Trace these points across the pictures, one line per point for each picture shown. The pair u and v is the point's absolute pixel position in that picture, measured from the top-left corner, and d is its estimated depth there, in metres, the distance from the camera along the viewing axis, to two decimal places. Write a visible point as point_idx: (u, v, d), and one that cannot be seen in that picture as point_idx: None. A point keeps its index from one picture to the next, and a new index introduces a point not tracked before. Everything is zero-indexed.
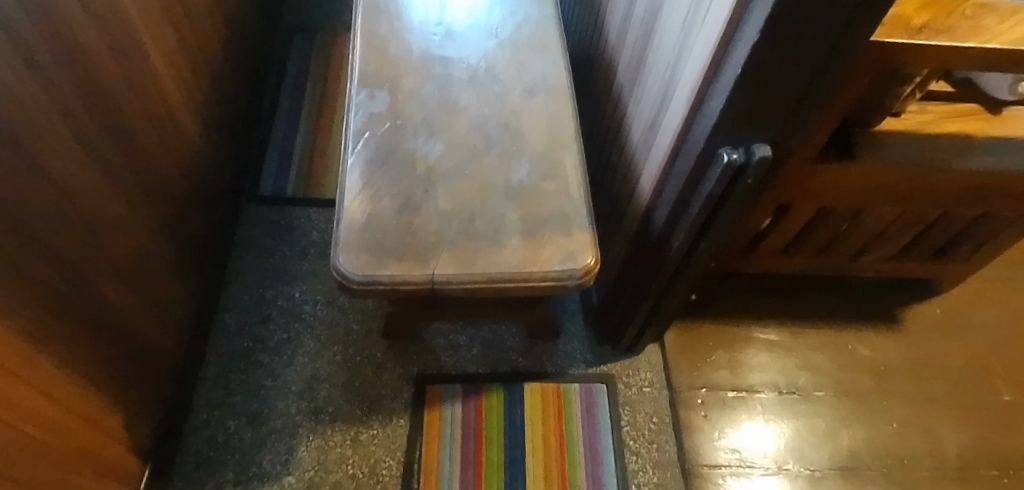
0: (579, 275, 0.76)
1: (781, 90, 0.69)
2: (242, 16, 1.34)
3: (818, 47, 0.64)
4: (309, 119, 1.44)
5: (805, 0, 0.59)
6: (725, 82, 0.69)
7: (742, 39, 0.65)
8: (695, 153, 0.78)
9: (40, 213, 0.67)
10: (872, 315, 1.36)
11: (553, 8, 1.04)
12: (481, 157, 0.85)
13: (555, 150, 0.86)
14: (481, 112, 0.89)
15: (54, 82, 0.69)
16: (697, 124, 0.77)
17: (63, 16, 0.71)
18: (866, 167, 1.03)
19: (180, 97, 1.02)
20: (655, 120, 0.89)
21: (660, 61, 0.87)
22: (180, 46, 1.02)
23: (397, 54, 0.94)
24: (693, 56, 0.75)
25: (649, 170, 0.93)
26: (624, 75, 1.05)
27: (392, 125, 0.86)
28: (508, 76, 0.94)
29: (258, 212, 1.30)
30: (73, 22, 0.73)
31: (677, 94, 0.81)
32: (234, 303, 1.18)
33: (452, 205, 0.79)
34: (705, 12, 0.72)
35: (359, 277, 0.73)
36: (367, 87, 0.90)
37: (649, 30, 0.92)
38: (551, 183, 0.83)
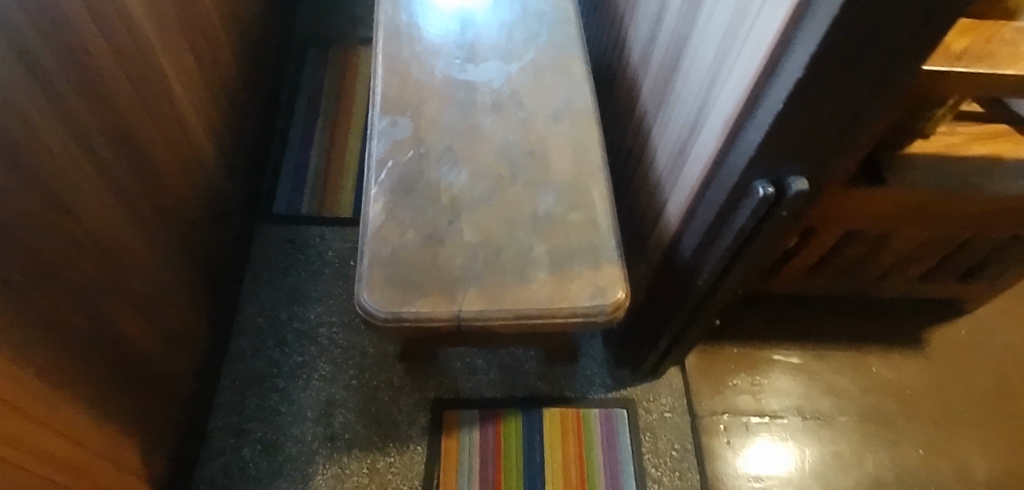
0: (609, 311, 0.74)
1: (820, 124, 0.67)
2: (257, 33, 1.32)
3: (865, 79, 0.62)
4: (324, 135, 1.42)
5: (851, 36, 0.57)
6: (763, 116, 0.67)
7: (783, 74, 0.63)
8: (729, 186, 0.76)
9: (57, 247, 0.65)
10: (897, 338, 1.33)
11: (576, 30, 1.02)
12: (506, 186, 0.83)
13: (582, 178, 0.84)
14: (505, 139, 0.87)
15: (76, 113, 0.68)
16: (731, 156, 0.74)
17: (83, 44, 0.69)
18: (896, 191, 1.00)
19: (197, 118, 1.01)
20: (684, 148, 0.87)
21: (689, 87, 0.85)
22: (197, 67, 1.01)
23: (420, 78, 0.92)
24: (728, 87, 0.73)
25: (676, 198, 0.91)
26: (649, 97, 1.03)
27: (416, 153, 0.84)
28: (533, 102, 0.92)
29: (273, 231, 1.28)
30: (93, 49, 0.71)
31: (710, 123, 0.79)
32: (249, 326, 1.16)
33: (477, 237, 0.77)
34: (741, 42, 0.70)
35: (384, 314, 0.71)
36: (390, 113, 0.88)
37: (677, 55, 0.90)
38: (579, 213, 0.81)
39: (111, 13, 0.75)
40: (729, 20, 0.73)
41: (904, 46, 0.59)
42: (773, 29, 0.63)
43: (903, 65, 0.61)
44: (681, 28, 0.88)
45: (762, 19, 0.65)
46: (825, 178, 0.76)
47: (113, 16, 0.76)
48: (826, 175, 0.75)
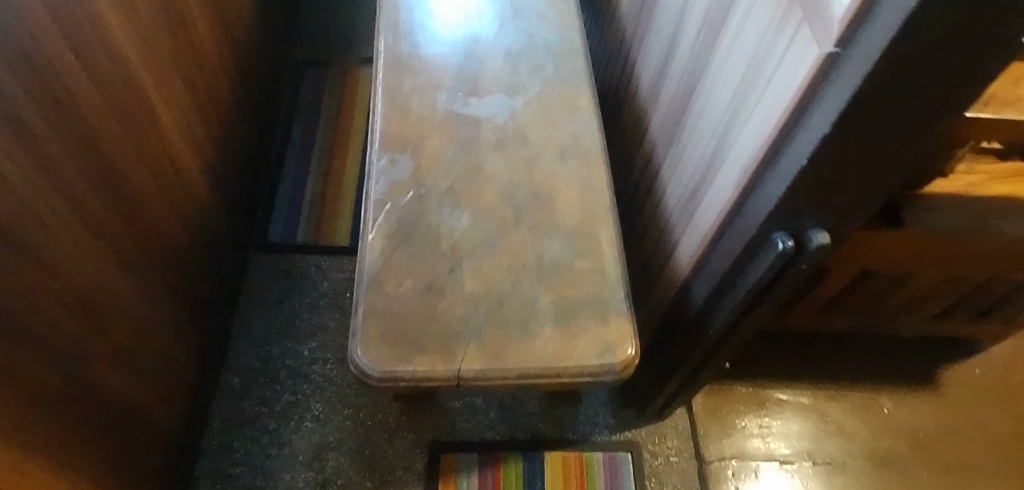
0: (618, 370, 0.70)
1: (846, 177, 0.63)
2: (253, 55, 1.29)
3: (897, 132, 0.58)
4: (321, 159, 1.38)
5: (883, 92, 0.53)
6: (785, 169, 0.63)
7: (808, 127, 0.59)
8: (746, 237, 0.72)
9: (32, 302, 0.61)
10: (911, 377, 1.28)
11: (584, 61, 0.98)
12: (510, 231, 0.79)
13: (589, 223, 0.80)
14: (509, 179, 0.83)
15: (55, 158, 0.64)
16: (749, 207, 0.70)
17: (62, 83, 0.65)
18: (915, 233, 0.96)
19: (188, 149, 0.97)
20: (697, 190, 0.83)
21: (703, 128, 0.81)
22: (188, 96, 0.97)
23: (420, 113, 0.88)
24: (746, 134, 0.69)
25: (687, 242, 0.87)
26: (658, 131, 0.99)
27: (415, 195, 0.80)
28: (538, 139, 0.88)
29: (266, 261, 1.24)
30: (72, 86, 0.67)
31: (726, 169, 0.75)
32: (240, 363, 1.12)
33: (479, 287, 0.73)
34: (762, 88, 0.66)
35: (379, 373, 0.67)
36: (389, 151, 0.84)
37: (691, 93, 0.86)
38: (586, 261, 0.77)
39: (94, 47, 0.71)
40: (748, 64, 0.69)
41: (939, 100, 0.55)
42: (795, 80, 0.59)
43: (938, 118, 0.57)
44: (695, 65, 0.84)
45: (785, 67, 0.61)
46: (848, 229, 0.72)
47: (96, 50, 0.72)
48: (851, 226, 0.71)
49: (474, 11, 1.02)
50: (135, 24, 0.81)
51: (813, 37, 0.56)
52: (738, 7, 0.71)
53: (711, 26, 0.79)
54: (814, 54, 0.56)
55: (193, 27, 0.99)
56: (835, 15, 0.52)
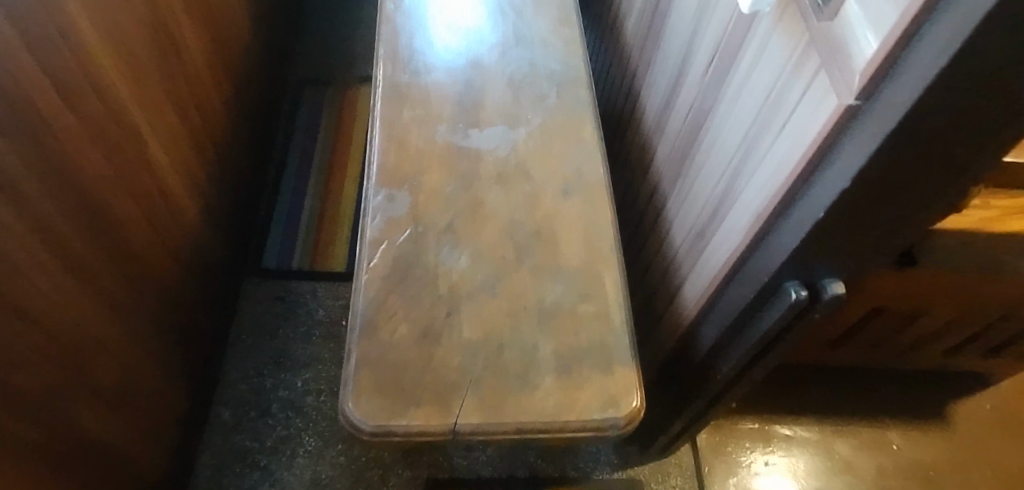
0: (622, 424, 0.67)
1: (863, 229, 0.60)
2: (250, 76, 1.26)
3: (919, 185, 0.55)
4: (319, 181, 1.36)
5: (905, 147, 0.50)
6: (800, 220, 0.60)
7: (825, 179, 0.56)
8: (757, 286, 0.69)
9: (7, 354, 0.58)
10: (921, 413, 1.25)
11: (589, 90, 0.95)
12: (511, 273, 0.76)
13: (592, 264, 0.77)
14: (511, 216, 0.81)
15: (36, 202, 0.61)
16: (760, 254, 0.68)
17: (46, 121, 0.62)
18: (928, 272, 0.93)
19: (179, 179, 0.94)
20: (704, 230, 0.80)
21: (712, 166, 0.78)
22: (180, 124, 0.94)
23: (420, 145, 0.85)
24: (758, 178, 0.67)
25: (694, 283, 0.84)
26: (664, 163, 0.96)
27: (413, 234, 0.77)
28: (541, 174, 0.85)
29: (261, 287, 1.22)
30: (58, 126, 0.65)
31: (736, 213, 0.72)
32: (232, 395, 1.09)
33: (478, 334, 0.70)
34: (775, 133, 0.63)
35: (370, 427, 0.64)
36: (386, 187, 0.81)
37: (699, 129, 0.83)
38: (589, 305, 0.74)
39: (80, 82, 0.69)
40: (761, 107, 0.66)
41: (963, 154, 0.52)
42: (812, 129, 0.56)
43: (962, 171, 0.54)
44: (704, 100, 0.81)
45: (801, 115, 0.58)
46: (863, 278, 0.69)
47: (83, 84, 0.69)
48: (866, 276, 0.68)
49: (474, 37, 0.99)
50: (123, 54, 0.78)
51: (833, 86, 0.53)
52: (750, 46, 0.68)
53: (722, 62, 0.76)
54: (834, 104, 0.53)
55: (185, 54, 0.96)
56: (858, 66, 0.49)
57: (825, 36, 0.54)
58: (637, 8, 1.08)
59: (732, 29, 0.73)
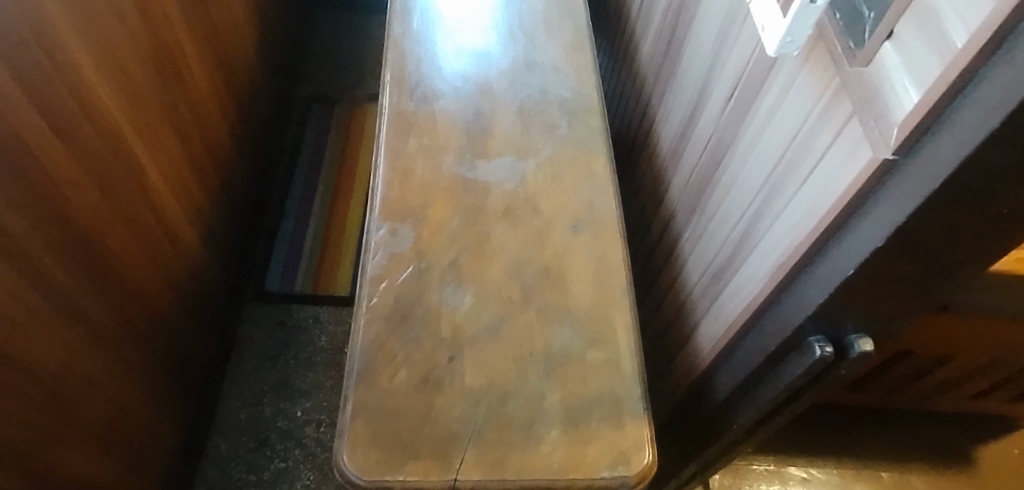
0: (632, 482, 0.62)
1: (896, 283, 0.56)
2: (255, 96, 1.24)
3: (958, 242, 0.52)
4: (324, 203, 1.34)
5: (946, 203, 0.46)
6: (827, 275, 0.57)
7: (855, 235, 0.52)
8: (780, 338, 0.65)
9: None
10: (943, 456, 1.20)
11: (601, 120, 0.92)
12: (517, 314, 0.72)
13: (603, 307, 0.73)
14: (518, 253, 0.77)
15: (23, 239, 0.59)
16: (782, 306, 0.64)
17: (34, 154, 0.60)
18: (956, 320, 0.88)
19: (178, 205, 0.92)
20: (721, 272, 0.77)
21: (731, 205, 0.75)
22: (181, 149, 0.92)
23: (425, 177, 0.82)
24: (780, 225, 0.63)
25: (709, 326, 0.80)
26: (678, 195, 0.93)
27: (415, 271, 0.74)
28: (550, 209, 0.81)
29: (261, 312, 1.19)
30: (48, 160, 0.62)
31: (755, 258, 0.68)
32: (229, 425, 1.06)
33: (481, 380, 0.67)
34: (801, 179, 0.59)
35: (364, 482, 0.60)
36: (388, 221, 0.78)
37: (717, 165, 0.79)
38: (599, 351, 0.70)
39: (74, 111, 0.66)
40: (785, 150, 0.62)
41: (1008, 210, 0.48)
42: (842, 182, 0.53)
43: (1005, 227, 0.50)
44: (723, 136, 0.78)
45: (830, 163, 0.55)
46: (892, 331, 0.65)
47: (76, 114, 0.67)
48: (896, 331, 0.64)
49: (483, 62, 0.96)
50: (120, 80, 0.76)
51: (866, 136, 0.49)
52: (774, 84, 0.65)
53: (742, 98, 0.73)
54: (868, 157, 0.49)
55: (187, 77, 0.94)
56: (896, 118, 0.46)
57: (858, 82, 0.51)
58: (652, 33, 1.05)
59: (753, 64, 0.70)
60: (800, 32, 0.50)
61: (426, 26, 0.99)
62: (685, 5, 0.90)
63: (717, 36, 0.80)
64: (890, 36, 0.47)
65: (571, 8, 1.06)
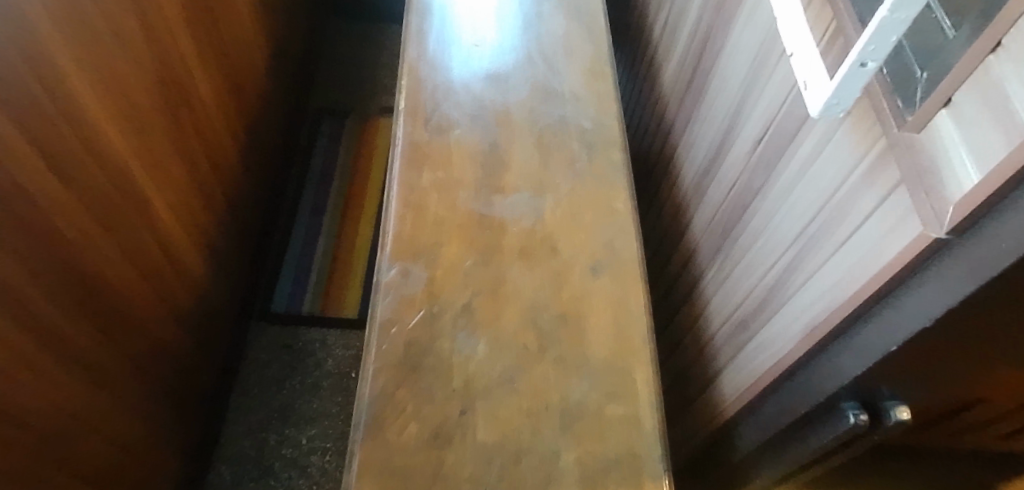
0: None
1: (939, 355, 0.53)
2: (265, 112, 1.22)
3: (1011, 320, 0.48)
4: (334, 220, 1.31)
5: (1004, 287, 0.43)
6: (866, 346, 0.54)
7: (899, 310, 0.50)
8: (811, 403, 0.62)
9: None
10: None
11: (622, 153, 0.88)
12: (532, 365, 0.69)
13: (623, 358, 0.70)
14: (534, 296, 0.74)
15: (19, 287, 0.56)
16: (813, 371, 0.61)
17: (32, 197, 0.57)
18: None
19: (184, 231, 0.90)
20: (747, 321, 0.74)
21: (759, 253, 0.72)
22: (187, 173, 0.90)
23: (439, 212, 0.79)
24: (815, 284, 0.60)
25: (733, 375, 0.77)
26: (700, 231, 0.90)
27: (426, 315, 0.71)
28: (569, 249, 0.78)
29: (267, 334, 1.17)
30: (47, 202, 0.60)
31: (785, 314, 0.65)
32: (233, 452, 1.03)
33: (494, 436, 0.64)
34: (839, 241, 0.56)
35: None
36: (400, 260, 0.75)
37: (746, 209, 0.76)
38: (618, 406, 0.67)
39: (76, 148, 0.64)
40: (823, 206, 0.59)
41: None
42: (885, 254, 0.50)
43: None
44: (752, 178, 0.74)
45: (873, 229, 0.52)
46: (927, 392, 0.62)
47: (79, 151, 0.64)
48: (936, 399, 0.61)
49: (501, 89, 0.93)
50: (125, 110, 0.74)
51: (916, 209, 0.46)
52: (810, 134, 0.62)
53: (773, 144, 0.69)
54: (917, 231, 0.46)
55: (195, 100, 0.92)
56: (952, 196, 0.43)
57: (909, 148, 0.47)
58: (675, 59, 1.02)
59: (787, 109, 0.66)
60: (848, 94, 0.46)
61: (442, 50, 0.96)
62: (712, 33, 0.87)
63: (746, 73, 0.76)
64: (948, 104, 0.44)
65: (592, 32, 1.03)
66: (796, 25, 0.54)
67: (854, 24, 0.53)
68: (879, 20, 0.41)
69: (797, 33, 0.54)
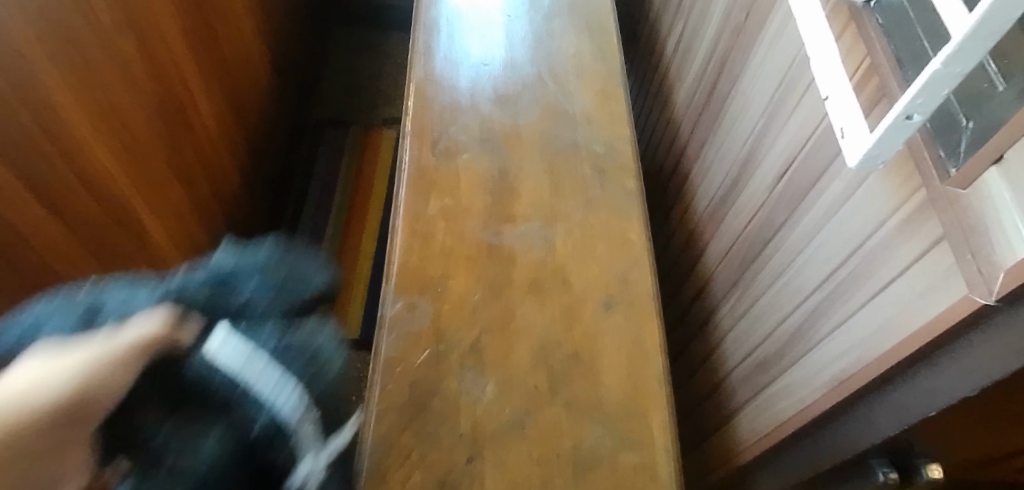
0: None
1: (985, 425, 0.50)
2: (265, 126, 1.19)
3: None
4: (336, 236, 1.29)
5: None
6: (900, 407, 0.51)
7: (937, 374, 0.47)
8: (837, 458, 0.59)
9: None
10: None
11: (636, 181, 0.86)
12: (542, 408, 0.66)
13: (638, 402, 0.68)
14: (546, 334, 0.71)
15: None
16: (842, 425, 0.58)
17: (15, 233, 0.55)
18: None
19: (181, 256, 0.87)
20: (769, 362, 0.71)
21: (782, 293, 0.69)
22: (185, 194, 0.87)
23: (446, 242, 0.76)
24: (844, 334, 0.57)
25: (752, 417, 0.74)
26: (716, 261, 0.87)
27: (432, 354, 0.68)
28: (581, 283, 0.75)
29: None
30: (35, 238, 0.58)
31: (812, 362, 0.62)
32: None
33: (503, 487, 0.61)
34: (873, 292, 0.54)
35: None
36: (405, 294, 0.72)
37: (766, 244, 0.73)
38: (633, 453, 0.64)
39: (68, 181, 0.62)
40: (854, 253, 0.57)
41: None
42: (924, 316, 0.47)
43: None
44: (773, 214, 0.72)
45: (911, 285, 0.49)
46: (979, 465, 0.58)
47: (71, 183, 0.62)
48: (975, 466, 0.57)
49: (511, 111, 0.90)
50: (122, 137, 0.71)
51: (961, 270, 0.43)
52: (838, 176, 0.59)
53: (797, 181, 0.66)
54: (962, 293, 0.43)
55: (195, 121, 0.89)
56: (1002, 261, 0.39)
57: (953, 205, 0.44)
58: (690, 79, 0.99)
59: (811, 148, 0.63)
60: (889, 146, 0.44)
61: (450, 69, 0.93)
62: (730, 58, 0.84)
63: (767, 103, 0.73)
64: (998, 160, 0.40)
65: (605, 51, 1.00)
66: (832, 67, 0.52)
67: (889, 60, 0.49)
68: (929, 74, 0.38)
69: (832, 75, 0.52)
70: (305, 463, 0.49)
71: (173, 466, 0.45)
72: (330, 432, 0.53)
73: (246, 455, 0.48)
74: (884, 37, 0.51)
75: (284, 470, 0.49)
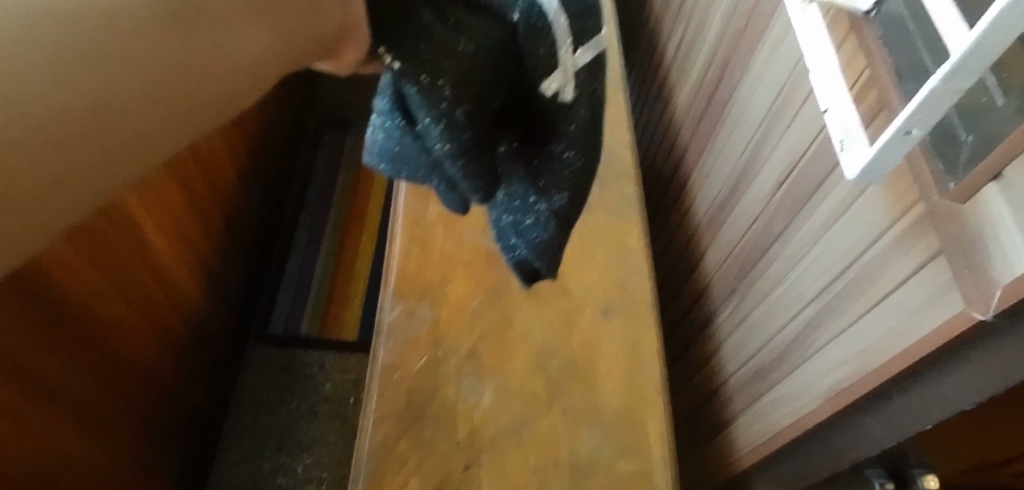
0: None
1: (981, 439, 0.50)
2: (265, 128, 1.19)
3: None
4: (334, 239, 1.30)
5: None
6: (896, 419, 0.51)
7: (934, 386, 0.46)
8: (833, 469, 0.59)
9: None
10: None
11: (635, 186, 0.86)
12: (540, 415, 0.66)
13: (635, 409, 0.68)
14: (544, 340, 0.71)
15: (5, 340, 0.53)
16: (838, 434, 0.58)
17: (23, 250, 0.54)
18: None
19: (180, 260, 0.86)
20: (767, 369, 0.71)
21: (780, 300, 0.69)
22: (184, 198, 0.86)
23: (445, 247, 0.76)
24: (842, 342, 0.58)
25: (750, 424, 0.74)
26: (715, 267, 0.87)
27: (430, 360, 0.68)
28: (579, 289, 0.75)
29: (265, 356, 1.14)
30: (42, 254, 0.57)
31: (809, 370, 0.62)
32: (227, 480, 1.01)
33: None
34: (872, 301, 0.54)
35: None
36: (404, 299, 0.72)
37: (765, 252, 0.73)
38: (629, 461, 0.64)
39: None
40: (851, 262, 0.57)
41: None
42: (923, 327, 0.47)
43: None
44: (772, 221, 0.71)
45: (909, 297, 0.49)
46: (975, 478, 0.58)
47: None
48: (972, 478, 0.57)
49: None
50: None
51: (959, 285, 0.43)
52: (835, 186, 0.59)
53: (795, 189, 0.67)
54: (959, 307, 0.43)
55: None
56: (1000, 276, 0.39)
57: (952, 220, 0.44)
58: (689, 85, 0.99)
59: (809, 157, 0.64)
60: (889, 159, 0.44)
61: None
62: (730, 64, 0.84)
63: (766, 110, 0.73)
64: (996, 176, 0.40)
65: None
66: (831, 79, 0.52)
67: (889, 72, 0.49)
68: (928, 89, 0.38)
69: (832, 87, 0.52)
70: (559, 69, 0.40)
71: (440, 74, 0.37)
72: (591, 26, 0.42)
73: (506, 47, 0.40)
74: (885, 49, 0.51)
75: (533, 69, 0.40)
